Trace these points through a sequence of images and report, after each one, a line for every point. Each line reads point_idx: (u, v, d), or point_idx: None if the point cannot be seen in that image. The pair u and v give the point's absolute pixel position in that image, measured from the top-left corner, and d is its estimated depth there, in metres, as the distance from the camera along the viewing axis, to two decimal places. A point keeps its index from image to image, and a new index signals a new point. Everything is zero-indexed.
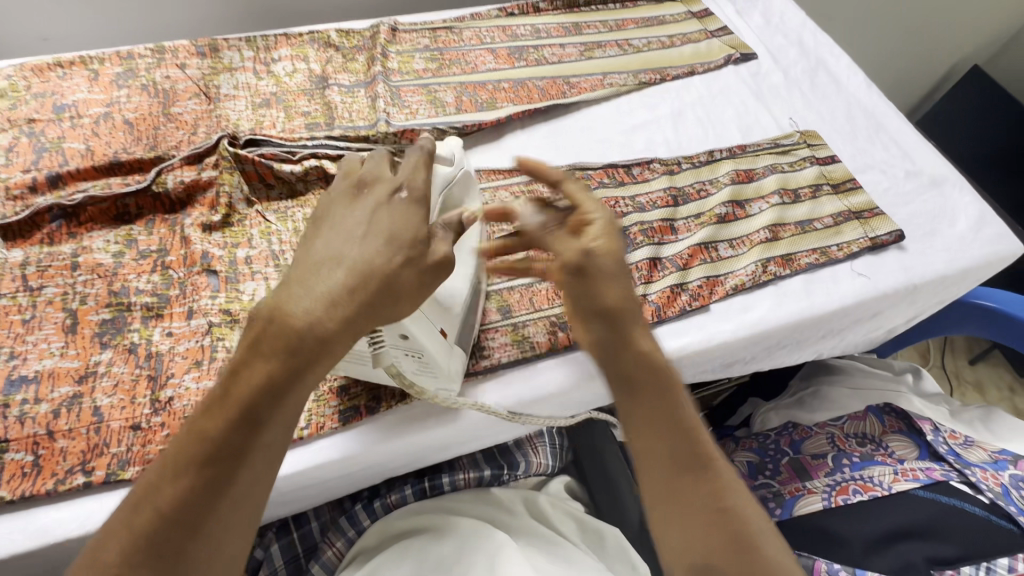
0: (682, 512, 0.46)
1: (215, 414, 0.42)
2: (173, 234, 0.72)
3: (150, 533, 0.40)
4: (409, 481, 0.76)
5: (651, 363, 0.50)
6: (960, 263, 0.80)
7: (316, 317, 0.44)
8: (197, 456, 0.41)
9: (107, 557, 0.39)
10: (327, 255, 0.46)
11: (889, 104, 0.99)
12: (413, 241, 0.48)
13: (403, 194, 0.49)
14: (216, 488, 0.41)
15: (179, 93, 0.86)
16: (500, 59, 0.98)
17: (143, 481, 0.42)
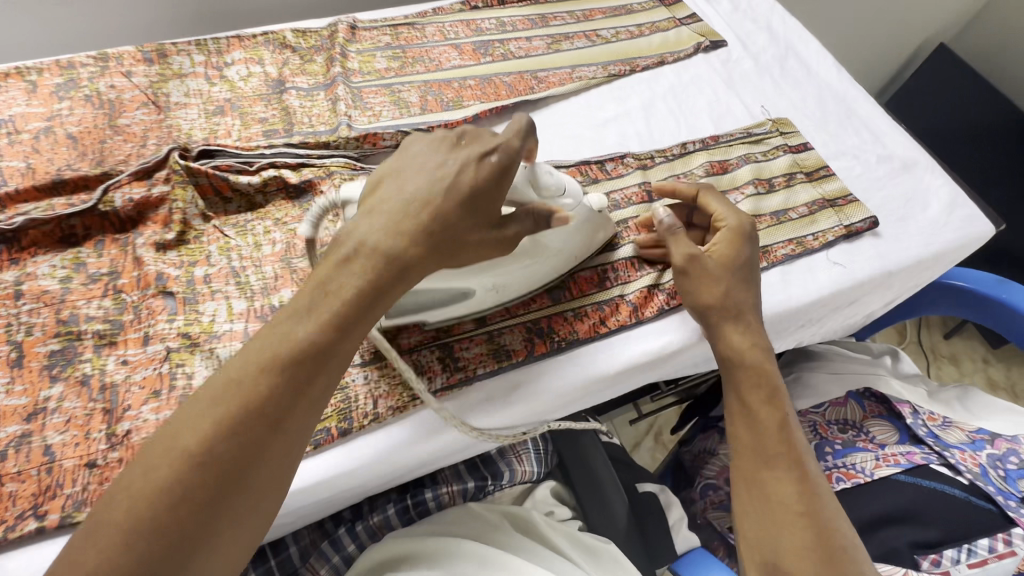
0: (763, 508, 0.58)
1: (302, 321, 0.49)
2: (124, 255, 0.68)
3: (238, 421, 0.45)
4: (391, 500, 0.75)
5: (745, 352, 0.64)
6: (932, 247, 0.80)
7: (399, 239, 0.53)
8: (277, 358, 0.47)
9: (187, 443, 0.44)
10: (412, 190, 0.55)
11: (859, 88, 0.99)
12: (487, 209, 0.56)
13: (494, 158, 0.56)
14: (297, 387, 0.48)
15: (125, 103, 0.82)
16: (465, 55, 0.95)
17: (224, 379, 0.47)
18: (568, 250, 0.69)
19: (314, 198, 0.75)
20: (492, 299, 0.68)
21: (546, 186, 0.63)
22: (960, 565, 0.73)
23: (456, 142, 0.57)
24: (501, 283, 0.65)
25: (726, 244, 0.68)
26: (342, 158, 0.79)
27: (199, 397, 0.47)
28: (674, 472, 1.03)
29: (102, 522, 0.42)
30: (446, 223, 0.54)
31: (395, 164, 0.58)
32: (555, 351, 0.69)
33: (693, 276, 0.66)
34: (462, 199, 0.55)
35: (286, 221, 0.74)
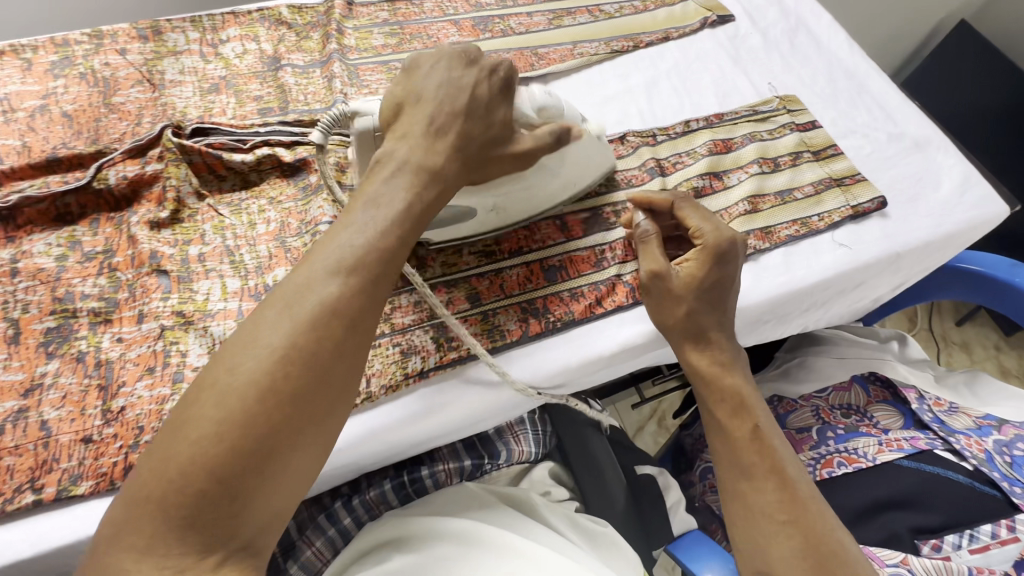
0: (749, 522, 0.58)
1: (363, 226, 0.49)
2: (119, 233, 0.68)
3: (315, 320, 0.44)
4: (388, 476, 0.76)
5: (703, 368, 0.65)
6: (943, 228, 0.78)
7: (436, 149, 0.54)
8: (347, 262, 0.47)
9: (269, 341, 0.43)
10: (435, 101, 0.56)
11: (872, 63, 0.95)
12: (505, 125, 0.59)
13: (497, 76, 0.60)
14: (369, 288, 0.47)
15: (120, 81, 0.81)
16: (464, 31, 0.93)
17: (293, 282, 0.46)
18: (563, 178, 0.71)
19: (309, 177, 0.74)
20: (493, 222, 0.71)
21: (545, 107, 0.65)
22: (961, 550, 0.72)
23: (468, 59, 0.59)
24: (502, 204, 0.68)
25: (698, 268, 0.65)
26: (337, 137, 0.77)
27: (269, 300, 0.46)
28: (674, 455, 1.02)
29: (189, 416, 0.41)
30: (475, 134, 0.57)
31: (408, 80, 0.58)
32: (550, 331, 0.68)
33: (653, 296, 0.66)
34: (482, 111, 0.57)
35: (280, 200, 0.73)
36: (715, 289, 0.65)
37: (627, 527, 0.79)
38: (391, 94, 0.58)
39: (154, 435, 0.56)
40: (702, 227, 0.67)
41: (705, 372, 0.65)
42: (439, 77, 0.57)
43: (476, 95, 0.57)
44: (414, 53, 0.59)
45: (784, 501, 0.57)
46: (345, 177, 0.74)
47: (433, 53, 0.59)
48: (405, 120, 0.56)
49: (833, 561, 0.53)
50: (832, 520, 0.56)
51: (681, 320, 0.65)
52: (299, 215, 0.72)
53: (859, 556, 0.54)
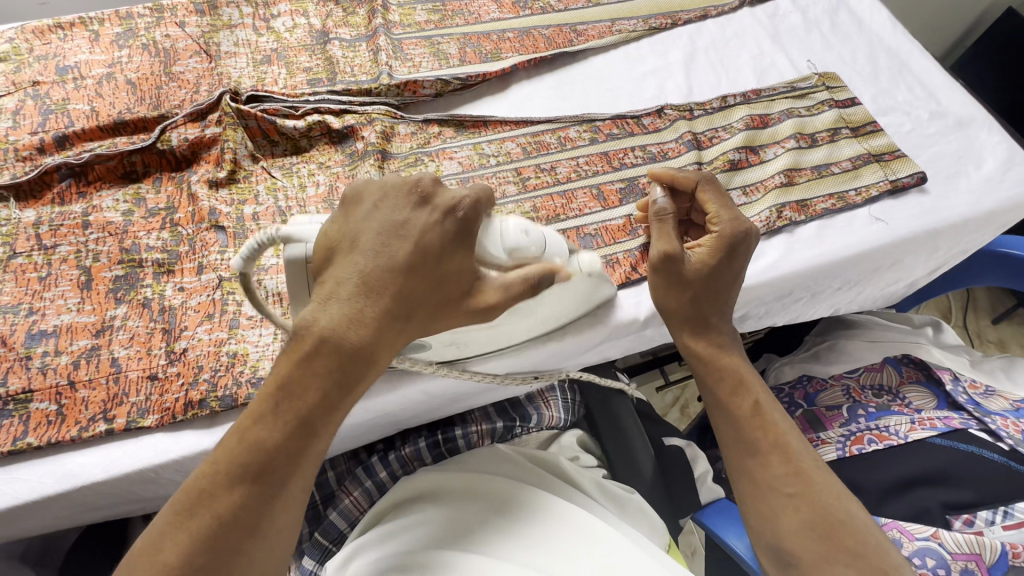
0: (756, 497, 0.58)
1: (270, 422, 0.44)
2: (180, 191, 0.72)
3: (211, 538, 0.41)
4: (422, 435, 0.78)
5: (701, 349, 0.63)
6: (984, 206, 0.77)
7: (362, 320, 0.45)
8: (251, 468, 0.43)
9: (166, 558, 0.41)
10: (368, 254, 0.46)
11: (915, 43, 0.94)
12: (462, 275, 0.48)
13: (458, 216, 0.47)
14: (273, 495, 0.43)
15: (180, 52, 0.85)
16: (504, 8, 0.95)
17: (194, 489, 0.43)
18: (541, 315, 0.62)
19: (356, 143, 0.77)
20: (450, 354, 0.64)
21: (519, 249, 0.51)
22: (994, 526, 0.71)
23: (418, 197, 0.48)
24: (461, 339, 0.60)
25: (714, 257, 0.62)
26: (383, 106, 0.80)
27: (173, 503, 0.43)
28: (699, 432, 1.03)
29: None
30: (419, 295, 0.47)
31: (344, 217, 0.48)
32: None
33: (663, 278, 0.62)
34: (429, 265, 0.47)
35: (329, 165, 0.77)
36: (723, 280, 0.63)
37: (655, 496, 0.80)
38: (325, 232, 0.48)
39: (213, 375, 0.60)
40: (724, 214, 0.64)
41: (703, 351, 0.63)
42: (379, 218, 0.47)
43: (420, 249, 0.46)
44: (358, 181, 0.49)
45: (789, 473, 0.56)
46: (390, 144, 0.77)
47: (380, 185, 0.49)
48: (333, 273, 0.46)
49: (840, 531, 0.52)
50: (838, 487, 0.56)
51: (687, 307, 0.63)
52: (346, 179, 0.75)
53: (870, 525, 0.53)
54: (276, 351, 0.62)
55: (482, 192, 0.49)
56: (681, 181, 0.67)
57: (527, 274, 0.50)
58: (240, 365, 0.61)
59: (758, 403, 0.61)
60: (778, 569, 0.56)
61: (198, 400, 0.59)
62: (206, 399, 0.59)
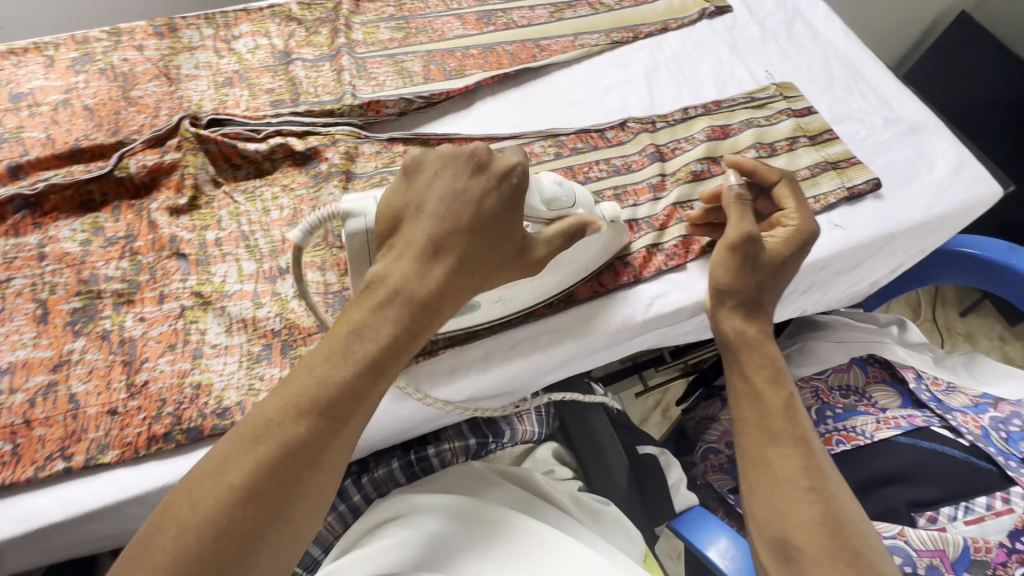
0: (771, 486, 0.57)
1: (339, 360, 0.48)
2: (140, 219, 0.71)
3: (277, 461, 0.44)
4: (395, 454, 0.78)
5: (749, 334, 0.66)
6: (937, 209, 0.80)
7: (429, 275, 0.52)
8: (317, 402, 0.46)
9: (231, 477, 0.43)
10: (437, 217, 0.54)
11: (868, 51, 0.97)
12: (515, 237, 0.57)
13: (511, 182, 0.56)
14: (335, 428, 0.46)
15: (138, 76, 0.84)
16: (468, 25, 0.95)
17: (262, 416, 0.45)
18: (574, 265, 0.68)
19: (320, 165, 0.77)
20: (495, 312, 0.68)
21: (556, 198, 0.61)
22: (957, 522, 0.73)
23: (475, 166, 0.56)
24: (507, 295, 0.66)
25: (786, 245, 0.67)
26: (347, 126, 0.80)
27: (237, 432, 0.45)
28: (676, 438, 1.04)
29: (144, 549, 0.41)
30: (477, 254, 0.55)
31: (408, 184, 0.55)
32: (554, 311, 0.72)
33: (739, 260, 0.65)
34: (486, 228, 0.55)
35: (293, 187, 0.76)
36: (787, 269, 0.68)
37: (630, 501, 0.82)
38: (387, 197, 0.55)
39: (176, 407, 0.59)
40: (795, 210, 0.69)
41: (749, 335, 0.66)
42: (442, 185, 0.55)
43: (480, 211, 0.55)
44: (421, 150, 0.56)
45: (808, 468, 0.57)
46: (354, 164, 0.77)
47: (437, 155, 0.56)
48: (404, 233, 0.53)
49: (847, 529, 0.53)
50: (846, 493, 0.57)
51: (753, 287, 0.66)
52: (310, 202, 0.75)
53: (871, 531, 0.54)
54: (240, 380, 0.62)
55: (526, 161, 0.57)
56: (760, 175, 0.72)
57: (563, 228, 0.60)
58: (204, 396, 0.60)
59: (786, 396, 0.62)
60: (776, 564, 0.55)
61: (161, 434, 0.58)
62: (170, 433, 0.58)
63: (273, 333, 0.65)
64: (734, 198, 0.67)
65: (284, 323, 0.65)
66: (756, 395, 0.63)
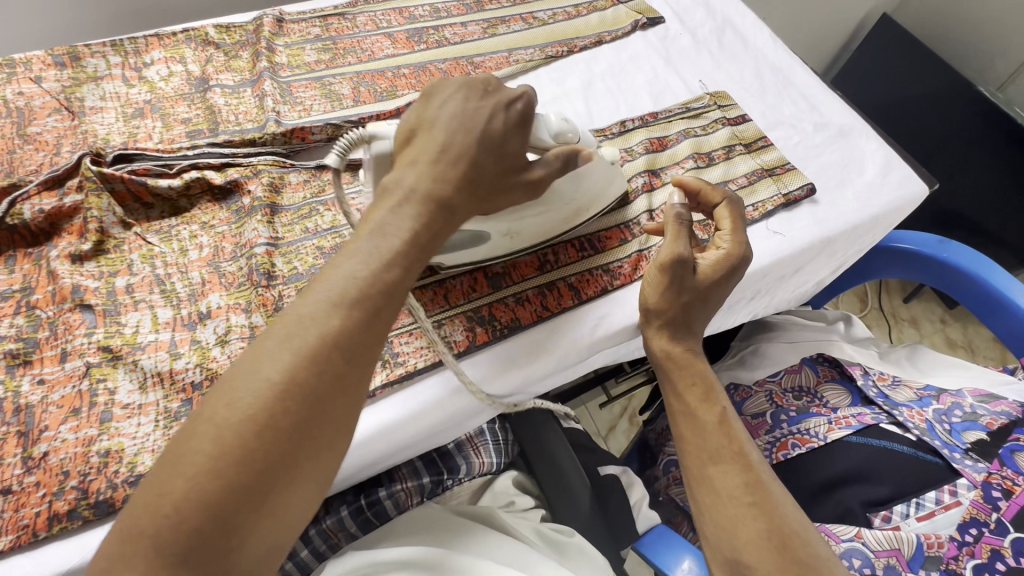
0: (716, 506, 0.57)
1: (366, 257, 0.45)
2: (38, 269, 0.65)
3: (314, 356, 0.42)
4: (346, 501, 0.71)
5: (678, 354, 0.65)
6: (869, 210, 0.81)
7: (443, 179, 0.50)
8: (349, 294, 0.44)
9: (268, 375, 0.41)
10: (446, 132, 0.51)
11: (795, 58, 0.99)
12: (521, 156, 0.55)
13: (519, 106, 0.55)
14: (368, 320, 0.44)
15: (35, 110, 0.77)
16: (398, 44, 0.92)
17: (295, 313, 0.43)
18: (575, 202, 0.69)
19: (242, 199, 0.73)
20: (504, 247, 0.69)
21: (562, 133, 0.62)
22: (909, 519, 0.74)
23: (486, 89, 0.55)
24: (515, 228, 0.66)
25: (714, 270, 0.66)
26: (270, 156, 0.76)
27: (267, 332, 0.43)
28: (639, 452, 1.03)
29: (180, 453, 0.39)
30: (484, 168, 0.52)
31: (421, 108, 0.54)
32: (496, 338, 0.68)
33: (669, 280, 0.64)
34: (497, 145, 0.53)
35: (213, 224, 0.71)
36: (715, 295, 0.67)
37: (594, 528, 0.78)
38: (404, 119, 0.53)
39: (81, 480, 0.53)
40: (730, 232, 0.68)
41: (677, 355, 0.65)
42: (453, 106, 0.53)
43: (489, 130, 0.53)
44: (433, 79, 0.55)
45: (749, 483, 0.56)
46: (280, 197, 0.73)
47: (450, 81, 0.55)
48: (416, 146, 0.52)
49: (795, 541, 0.52)
50: (790, 502, 0.56)
51: (677, 309, 0.65)
52: (233, 239, 0.70)
53: (819, 538, 0.53)
54: (157, 441, 0.56)
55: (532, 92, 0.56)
56: (705, 195, 0.72)
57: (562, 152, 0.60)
58: (114, 464, 0.54)
59: (720, 410, 0.61)
60: None
61: (65, 512, 0.52)
62: (75, 509, 0.52)
63: (193, 387, 0.60)
64: (674, 217, 0.66)
65: (205, 374, 0.60)
66: (692, 414, 0.62)
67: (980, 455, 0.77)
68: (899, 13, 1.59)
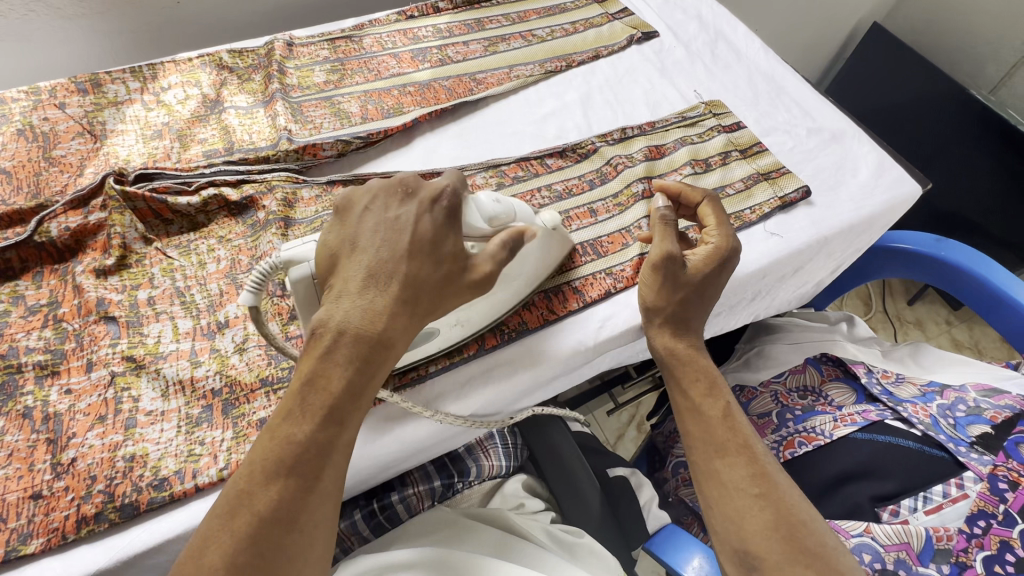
0: (724, 499, 0.57)
1: (300, 418, 0.48)
2: (64, 284, 0.68)
3: (252, 535, 0.45)
4: (359, 505, 0.75)
5: (680, 350, 0.67)
6: (865, 210, 0.84)
7: (374, 308, 0.51)
8: (286, 461, 0.47)
9: (211, 560, 0.44)
10: (372, 250, 0.53)
11: (787, 67, 1.03)
12: (452, 255, 0.55)
13: (440, 207, 0.56)
14: (307, 486, 0.47)
15: (60, 134, 0.81)
16: (404, 63, 0.96)
17: (233, 491, 0.46)
18: (525, 276, 0.67)
19: (257, 214, 0.76)
20: (457, 334, 0.66)
21: (495, 216, 0.60)
22: (917, 513, 0.75)
23: (404, 193, 0.56)
24: (464, 316, 0.64)
25: (705, 265, 0.68)
26: (283, 173, 0.80)
27: (213, 511, 0.46)
28: (648, 456, 1.04)
29: None
30: (419, 276, 0.53)
31: (342, 228, 0.56)
32: (505, 341, 0.70)
33: (662, 278, 0.66)
34: (422, 251, 0.54)
35: (229, 238, 0.74)
36: (709, 289, 0.69)
37: (605, 530, 0.78)
38: (325, 240, 0.55)
39: (108, 484, 0.55)
40: (716, 226, 0.70)
41: (681, 351, 0.67)
42: (374, 219, 0.55)
43: (415, 235, 0.54)
44: (347, 191, 0.57)
45: (755, 474, 0.57)
46: (293, 211, 0.76)
47: (367, 190, 0.57)
48: (341, 275, 0.53)
49: (802, 531, 0.53)
50: (797, 493, 0.57)
51: (674, 305, 0.68)
52: (249, 251, 0.73)
53: (826, 529, 0.54)
54: (180, 446, 0.58)
55: (457, 183, 0.58)
56: (686, 197, 0.74)
57: (503, 240, 0.57)
58: (139, 468, 0.56)
59: (724, 405, 0.63)
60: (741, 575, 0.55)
61: (92, 515, 0.54)
62: (102, 512, 0.54)
63: (213, 394, 0.62)
64: (659, 218, 0.68)
65: (224, 381, 0.62)
66: (698, 411, 0.63)
67: (985, 448, 0.78)
68: (890, 20, 1.62)
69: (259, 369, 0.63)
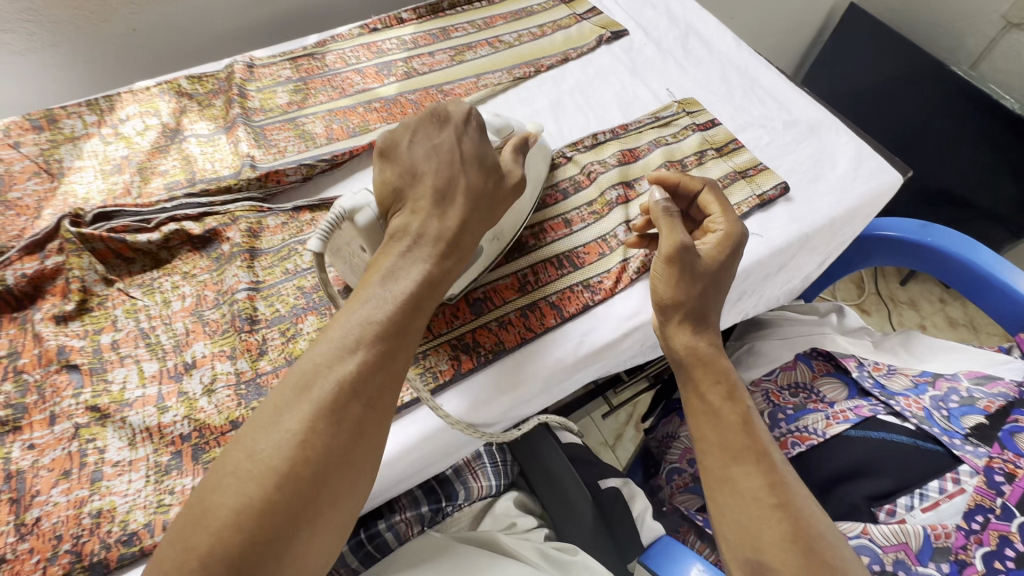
0: (740, 507, 0.54)
1: (380, 303, 0.50)
2: (24, 333, 0.66)
3: (333, 401, 0.45)
4: (346, 535, 0.73)
5: (701, 349, 0.64)
6: (845, 203, 0.82)
7: (448, 216, 0.55)
8: (364, 339, 0.48)
9: (292, 422, 0.44)
10: (432, 171, 0.56)
11: (760, 58, 1.01)
12: (495, 165, 0.61)
13: (470, 130, 0.60)
14: (383, 362, 0.48)
15: (15, 175, 0.79)
16: (368, 78, 0.94)
17: (309, 363, 0.47)
18: (545, 201, 0.74)
19: (221, 246, 0.74)
20: (493, 249, 0.72)
21: (501, 127, 0.67)
22: (914, 511, 0.74)
23: (439, 120, 0.60)
24: (500, 230, 0.70)
25: (719, 251, 0.66)
26: (246, 202, 0.77)
27: (285, 383, 0.47)
28: (642, 461, 1.03)
29: (207, 506, 0.42)
30: (480, 188, 0.58)
31: (391, 164, 0.58)
32: (482, 364, 0.68)
33: (679, 271, 0.63)
34: (473, 165, 0.59)
35: (194, 273, 0.72)
36: (724, 275, 0.67)
37: (599, 542, 0.75)
38: (381, 180, 0.57)
39: (74, 543, 0.53)
40: (721, 214, 0.69)
41: (700, 351, 0.64)
42: (421, 147, 0.58)
43: (463, 153, 0.59)
44: (388, 131, 0.59)
45: (773, 484, 0.54)
46: (258, 241, 0.74)
47: (403, 126, 0.59)
48: (408, 196, 0.56)
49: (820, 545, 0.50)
50: (814, 506, 0.54)
51: (694, 299, 0.64)
52: (215, 286, 0.71)
53: (844, 546, 0.51)
54: (148, 497, 0.56)
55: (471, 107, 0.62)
56: (685, 185, 0.73)
57: (512, 144, 0.65)
58: (107, 523, 0.54)
59: (744, 410, 0.60)
60: None
61: None
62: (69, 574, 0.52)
63: (182, 439, 0.60)
64: (663, 211, 0.66)
65: (193, 425, 0.60)
66: (717, 415, 0.60)
67: (980, 440, 0.76)
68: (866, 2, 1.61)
69: (229, 411, 0.61)
